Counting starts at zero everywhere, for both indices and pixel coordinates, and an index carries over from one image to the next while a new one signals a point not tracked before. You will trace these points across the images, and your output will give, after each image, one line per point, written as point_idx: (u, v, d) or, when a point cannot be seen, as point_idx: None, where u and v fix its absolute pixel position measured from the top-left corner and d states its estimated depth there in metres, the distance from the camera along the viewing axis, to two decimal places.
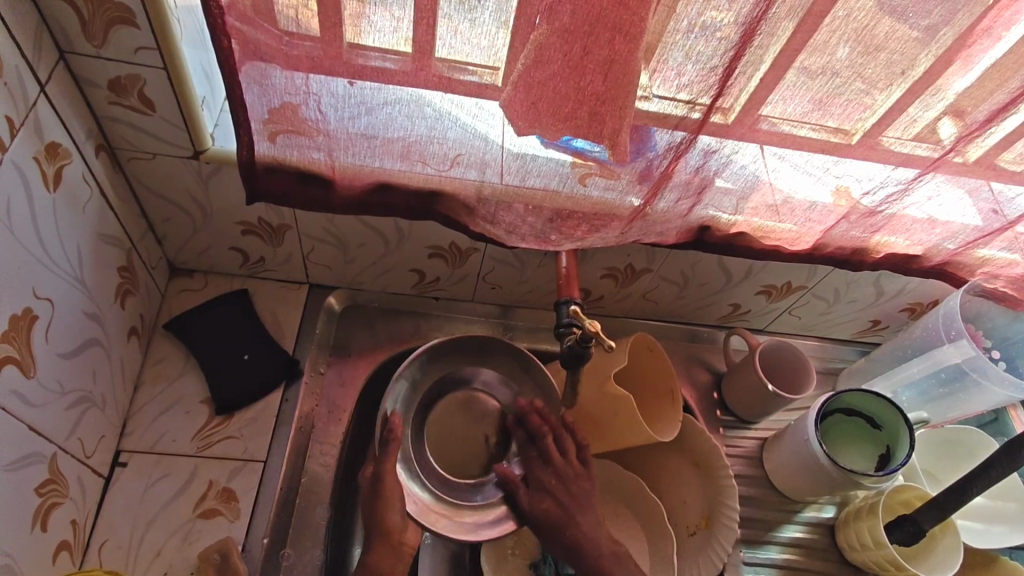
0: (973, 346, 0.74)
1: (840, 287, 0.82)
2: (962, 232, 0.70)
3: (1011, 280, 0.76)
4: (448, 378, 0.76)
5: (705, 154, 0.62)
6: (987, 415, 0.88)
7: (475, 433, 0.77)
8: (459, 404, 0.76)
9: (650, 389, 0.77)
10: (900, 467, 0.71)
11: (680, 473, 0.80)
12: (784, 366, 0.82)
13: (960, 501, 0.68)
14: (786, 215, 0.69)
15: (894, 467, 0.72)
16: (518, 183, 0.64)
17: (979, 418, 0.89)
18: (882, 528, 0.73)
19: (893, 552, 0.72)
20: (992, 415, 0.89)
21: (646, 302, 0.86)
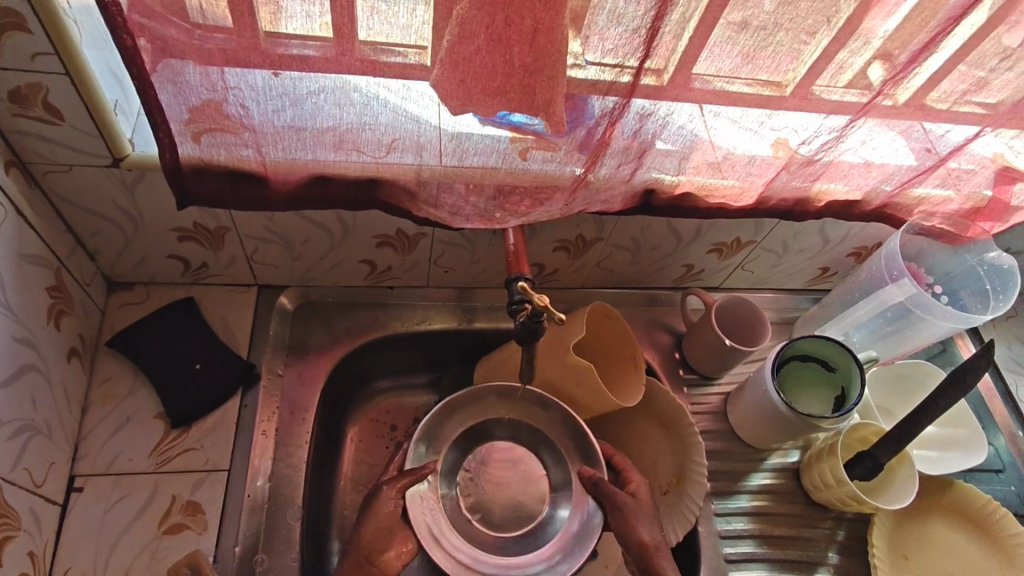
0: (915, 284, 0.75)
1: (787, 238, 0.84)
2: (897, 173, 0.72)
3: (947, 216, 0.78)
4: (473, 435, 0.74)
5: (640, 118, 0.61)
6: (936, 347, 0.92)
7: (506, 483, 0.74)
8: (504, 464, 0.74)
9: (610, 355, 0.78)
10: (854, 407, 0.72)
11: (648, 434, 0.82)
12: (740, 320, 0.83)
13: (912, 431, 0.71)
14: (727, 171, 0.70)
15: (848, 408, 0.73)
16: (456, 163, 0.63)
17: (929, 351, 0.92)
18: (843, 465, 0.76)
19: (855, 488, 0.75)
20: (941, 347, 0.92)
21: (601, 271, 0.86)
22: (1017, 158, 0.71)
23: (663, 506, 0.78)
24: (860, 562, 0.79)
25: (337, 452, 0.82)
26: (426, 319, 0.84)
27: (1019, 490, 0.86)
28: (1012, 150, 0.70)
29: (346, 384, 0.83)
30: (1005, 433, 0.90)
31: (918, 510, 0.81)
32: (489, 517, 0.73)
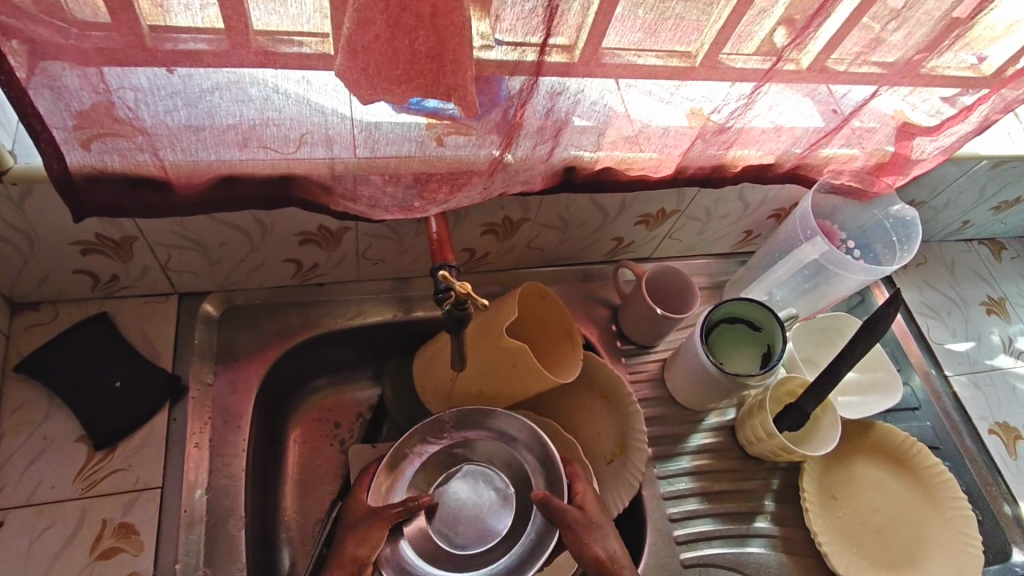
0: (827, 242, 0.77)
1: (709, 206, 0.86)
2: (805, 135, 0.75)
3: (854, 173, 0.82)
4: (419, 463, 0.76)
5: (552, 97, 0.61)
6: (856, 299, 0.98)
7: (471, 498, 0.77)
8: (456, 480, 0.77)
9: (547, 334, 0.79)
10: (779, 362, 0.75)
11: (590, 408, 0.84)
12: (670, 288, 0.85)
13: (834, 380, 0.75)
14: (644, 144, 0.70)
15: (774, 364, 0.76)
16: (369, 154, 0.61)
17: (849, 302, 0.98)
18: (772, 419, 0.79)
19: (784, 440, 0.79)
20: (860, 298, 0.98)
21: (533, 251, 0.86)
22: (914, 113, 0.75)
23: (608, 475, 0.80)
24: (795, 508, 0.83)
25: (279, 456, 0.81)
26: (361, 313, 0.83)
27: (933, 424, 0.92)
28: (910, 106, 0.74)
29: (282, 387, 0.81)
30: (919, 373, 0.96)
31: (845, 451, 0.85)
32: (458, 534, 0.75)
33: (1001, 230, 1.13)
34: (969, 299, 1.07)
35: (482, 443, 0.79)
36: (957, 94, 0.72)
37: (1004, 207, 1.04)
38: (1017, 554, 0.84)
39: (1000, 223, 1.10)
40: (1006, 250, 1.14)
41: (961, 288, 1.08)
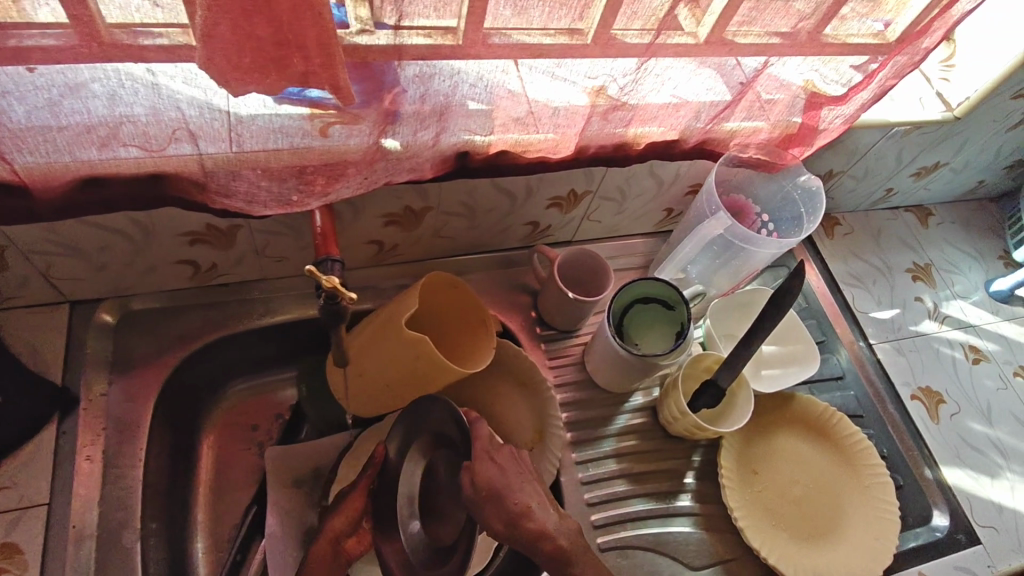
0: (727, 216, 0.75)
1: (621, 185, 0.85)
2: (703, 109, 0.73)
3: (759, 146, 0.81)
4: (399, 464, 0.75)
5: (426, 80, 0.59)
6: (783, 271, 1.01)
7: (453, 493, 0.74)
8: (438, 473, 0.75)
9: (460, 323, 0.77)
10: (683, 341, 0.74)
11: (509, 396, 0.83)
12: (586, 270, 0.84)
13: (745, 356, 0.76)
14: (536, 125, 0.68)
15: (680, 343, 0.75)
16: (236, 148, 0.58)
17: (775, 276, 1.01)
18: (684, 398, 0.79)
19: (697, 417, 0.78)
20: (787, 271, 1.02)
21: (443, 240, 0.84)
22: (820, 82, 0.74)
23: None
24: (716, 486, 0.83)
25: (191, 461, 0.80)
26: (268, 312, 0.81)
27: (858, 394, 0.94)
28: (821, 76, 0.73)
29: (190, 392, 0.79)
30: (845, 345, 0.97)
31: (764, 425, 0.85)
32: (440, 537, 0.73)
33: (925, 197, 1.14)
34: (895, 266, 1.08)
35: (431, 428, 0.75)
36: (866, 62, 0.71)
37: (923, 173, 1.05)
38: (938, 517, 0.85)
39: (923, 190, 1.11)
40: (932, 216, 1.16)
41: (887, 256, 1.09)
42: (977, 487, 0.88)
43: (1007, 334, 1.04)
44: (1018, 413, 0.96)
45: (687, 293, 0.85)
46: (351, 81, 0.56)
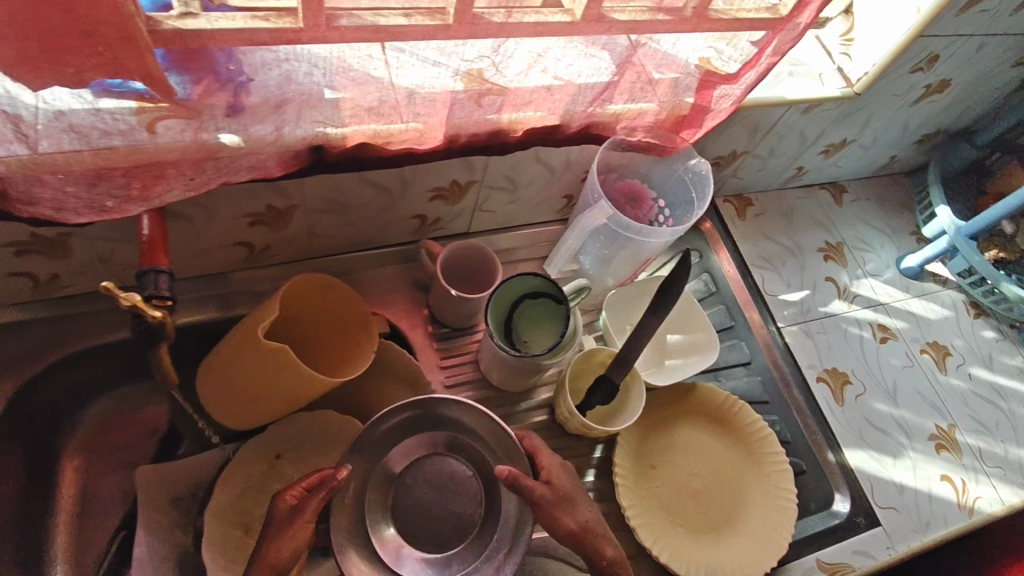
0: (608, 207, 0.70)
1: (508, 173, 0.80)
2: (579, 92, 0.68)
3: (647, 129, 0.77)
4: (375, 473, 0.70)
5: (264, 66, 0.54)
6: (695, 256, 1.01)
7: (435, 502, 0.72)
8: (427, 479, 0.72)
9: (345, 324, 0.76)
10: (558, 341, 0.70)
11: (397, 400, 0.79)
12: (473, 265, 0.80)
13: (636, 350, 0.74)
14: (392, 115, 0.62)
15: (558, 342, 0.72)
16: (26, 150, 0.50)
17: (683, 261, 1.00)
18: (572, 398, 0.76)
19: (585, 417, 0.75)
20: (700, 256, 1.01)
21: (320, 238, 0.79)
22: (719, 61, 0.69)
23: None
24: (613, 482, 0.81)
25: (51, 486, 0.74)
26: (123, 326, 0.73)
27: (764, 378, 0.93)
28: (718, 54, 0.68)
29: (45, 414, 0.73)
30: (753, 329, 0.96)
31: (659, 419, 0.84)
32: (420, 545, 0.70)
33: (838, 174, 1.12)
34: (806, 247, 1.06)
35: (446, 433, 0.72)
36: (765, 38, 0.67)
37: (831, 151, 1.03)
38: (839, 502, 0.84)
39: (835, 167, 1.09)
40: (846, 193, 1.15)
41: (799, 236, 1.07)
42: (880, 468, 0.88)
43: (916, 311, 1.04)
44: (924, 391, 0.96)
45: (567, 287, 0.76)
46: (172, 72, 0.51)
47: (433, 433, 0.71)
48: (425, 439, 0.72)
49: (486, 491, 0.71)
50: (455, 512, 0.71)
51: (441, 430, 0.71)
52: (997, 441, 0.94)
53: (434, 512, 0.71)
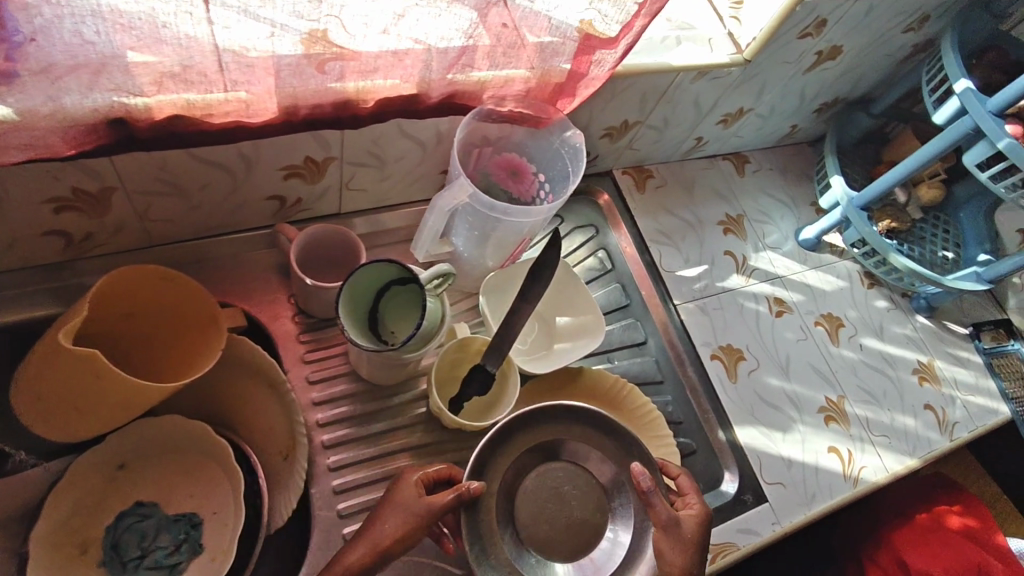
0: (463, 188, 0.64)
1: (369, 148, 0.73)
2: (432, 58, 0.61)
3: (517, 98, 0.71)
4: (520, 458, 0.68)
5: (33, 23, 0.44)
6: (591, 231, 0.97)
7: (545, 511, 0.68)
8: (550, 489, 0.69)
9: (186, 322, 0.69)
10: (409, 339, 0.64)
11: (261, 399, 0.73)
12: (333, 252, 0.74)
13: (510, 337, 0.70)
14: (207, 84, 0.54)
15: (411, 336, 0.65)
16: None
17: (580, 236, 0.97)
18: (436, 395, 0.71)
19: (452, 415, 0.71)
20: (595, 230, 0.98)
21: (157, 224, 0.70)
22: (599, 22, 0.63)
23: (282, 472, 0.71)
24: None
25: None
26: None
27: (658, 358, 0.90)
28: (600, 15, 0.62)
29: None
30: (647, 307, 0.93)
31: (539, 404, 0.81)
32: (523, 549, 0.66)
33: (740, 144, 1.10)
34: (706, 220, 1.04)
35: (544, 443, 0.69)
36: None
37: (729, 121, 1.00)
38: (727, 482, 0.84)
39: (735, 137, 1.06)
40: (748, 163, 1.12)
41: (699, 209, 1.04)
42: (769, 444, 0.87)
43: (812, 284, 1.04)
44: (816, 363, 0.96)
45: (429, 271, 0.67)
46: None
47: (553, 432, 0.69)
48: (539, 446, 0.69)
49: (606, 498, 0.69)
50: (573, 521, 0.69)
51: (569, 424, 0.69)
52: (884, 410, 0.96)
53: (562, 519, 0.68)
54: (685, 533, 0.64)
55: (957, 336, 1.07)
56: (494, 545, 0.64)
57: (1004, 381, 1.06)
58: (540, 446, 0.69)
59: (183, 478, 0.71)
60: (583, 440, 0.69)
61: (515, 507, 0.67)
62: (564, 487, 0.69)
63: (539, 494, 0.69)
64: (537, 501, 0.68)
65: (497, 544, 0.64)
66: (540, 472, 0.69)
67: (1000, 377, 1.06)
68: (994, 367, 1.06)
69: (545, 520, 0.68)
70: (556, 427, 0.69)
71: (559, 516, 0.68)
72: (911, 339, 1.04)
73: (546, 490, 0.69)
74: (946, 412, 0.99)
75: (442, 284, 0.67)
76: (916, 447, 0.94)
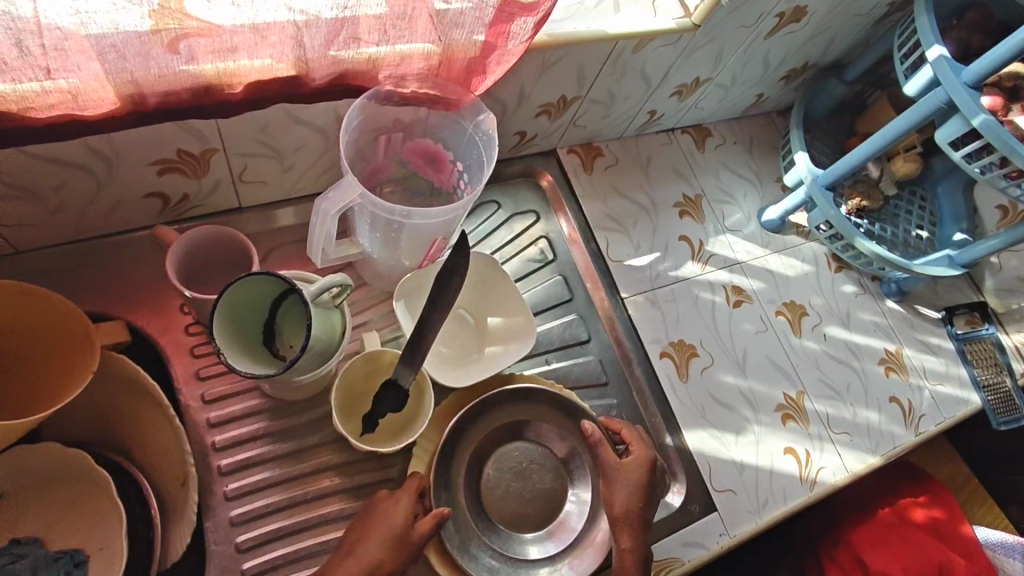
0: (353, 185, 0.57)
1: (258, 137, 0.64)
2: (304, 35, 0.52)
3: (420, 78, 0.62)
4: (482, 444, 0.73)
5: None
6: (531, 216, 0.89)
7: (513, 489, 0.73)
8: (512, 470, 0.74)
9: (58, 337, 0.60)
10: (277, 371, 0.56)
11: (147, 417, 0.65)
12: (225, 254, 0.67)
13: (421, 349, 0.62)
14: (17, 73, 0.45)
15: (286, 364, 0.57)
16: None
17: (522, 221, 0.89)
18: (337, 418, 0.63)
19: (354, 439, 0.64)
20: (536, 215, 0.90)
21: (14, 229, 0.61)
22: None
23: (178, 499, 0.64)
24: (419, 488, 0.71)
25: None
26: None
27: (602, 357, 0.84)
28: None
29: None
30: (591, 300, 0.86)
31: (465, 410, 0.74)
32: (496, 527, 0.72)
33: (701, 116, 1.00)
34: (661, 202, 0.95)
35: (504, 429, 0.74)
36: None
37: (685, 92, 0.90)
38: (673, 494, 0.78)
39: (695, 109, 0.97)
40: (710, 137, 1.03)
41: (654, 190, 0.95)
42: (720, 448, 0.82)
43: (774, 269, 0.96)
44: (775, 357, 0.89)
45: (321, 281, 0.59)
46: None
47: (509, 416, 0.73)
48: (495, 430, 0.73)
49: (563, 469, 0.75)
50: (537, 493, 0.74)
51: (522, 408, 0.74)
52: (846, 406, 0.90)
53: (526, 493, 0.73)
54: (630, 478, 0.67)
55: (928, 321, 1.01)
56: (465, 527, 0.70)
57: (976, 369, 1.00)
58: (500, 431, 0.73)
59: (66, 509, 0.64)
60: (539, 421, 0.74)
61: (483, 490, 0.72)
62: (527, 465, 0.74)
63: (504, 477, 0.74)
64: (504, 482, 0.73)
65: (466, 526, 0.70)
66: (503, 454, 0.74)
67: (972, 365, 0.99)
68: (966, 354, 1.00)
69: (512, 499, 0.73)
70: (514, 410, 0.73)
71: (528, 492, 0.74)
72: (879, 326, 0.98)
73: (509, 469, 0.74)
74: (912, 404, 0.94)
75: (341, 290, 0.60)
76: (878, 444, 0.89)
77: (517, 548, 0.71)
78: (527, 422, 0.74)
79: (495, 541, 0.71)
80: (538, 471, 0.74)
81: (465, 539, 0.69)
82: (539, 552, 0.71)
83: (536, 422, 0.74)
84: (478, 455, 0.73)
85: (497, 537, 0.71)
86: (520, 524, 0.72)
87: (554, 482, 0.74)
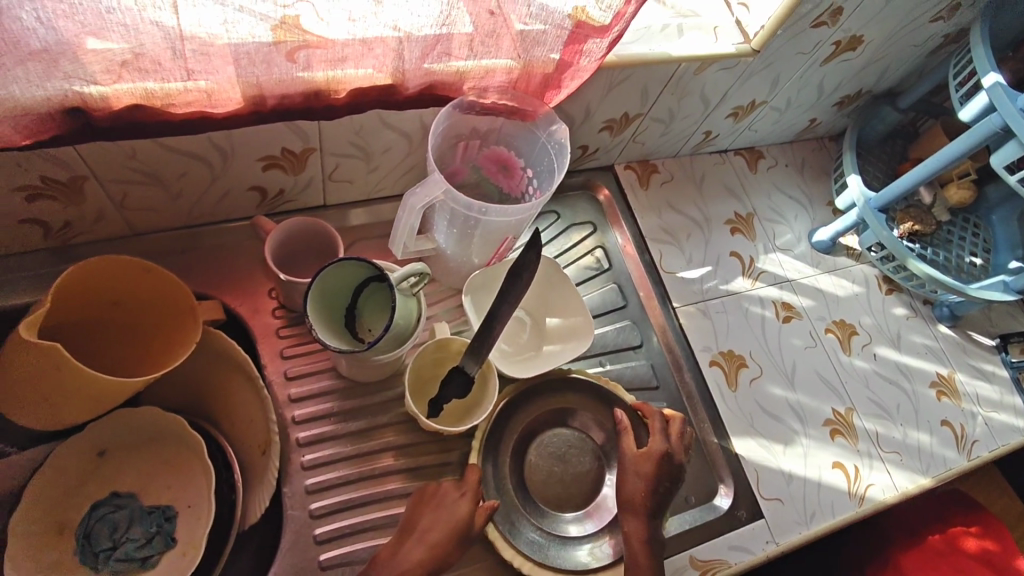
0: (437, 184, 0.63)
1: (352, 140, 0.71)
2: (404, 48, 0.59)
3: (500, 90, 0.68)
4: (526, 431, 0.78)
5: None
6: (588, 228, 0.94)
7: (555, 474, 0.78)
8: (555, 456, 0.78)
9: (166, 315, 0.67)
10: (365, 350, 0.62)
11: (237, 393, 0.71)
12: (313, 245, 0.73)
13: (489, 340, 0.66)
14: (164, 72, 0.52)
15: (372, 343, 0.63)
16: None
17: (578, 232, 0.93)
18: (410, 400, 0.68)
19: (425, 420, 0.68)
20: (593, 228, 0.94)
21: (136, 213, 0.69)
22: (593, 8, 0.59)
23: (258, 467, 0.69)
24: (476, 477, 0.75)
25: None
26: None
27: (653, 362, 0.87)
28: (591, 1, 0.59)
29: None
30: (643, 308, 0.90)
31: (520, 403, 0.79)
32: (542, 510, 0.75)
33: (754, 139, 1.04)
34: (713, 218, 0.99)
35: (545, 418, 0.79)
36: None
37: (741, 114, 0.94)
38: (721, 496, 0.80)
39: (749, 131, 1.01)
40: (762, 159, 1.07)
41: (707, 207, 0.99)
42: (768, 457, 0.83)
43: (824, 288, 0.98)
44: (823, 373, 0.91)
45: (403, 268, 0.65)
46: None
47: (550, 405, 0.80)
48: (539, 417, 0.79)
49: (602, 457, 0.79)
50: (578, 477, 0.78)
51: (562, 397, 0.80)
52: (897, 425, 0.90)
53: (567, 476, 0.78)
54: (639, 468, 0.72)
55: (983, 348, 1.01)
56: (513, 506, 0.74)
57: None
58: (542, 420, 0.79)
59: (160, 468, 0.70)
60: (577, 410, 0.80)
61: (528, 473, 0.77)
62: (567, 452, 0.79)
63: (547, 463, 0.78)
64: (547, 468, 0.78)
65: (514, 506, 0.74)
66: (545, 441, 0.79)
67: None
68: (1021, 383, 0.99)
69: (555, 484, 0.77)
70: (555, 399, 0.80)
71: (569, 478, 0.78)
72: (930, 350, 0.98)
73: (551, 456, 0.78)
74: (964, 429, 0.93)
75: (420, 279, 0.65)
76: (929, 466, 0.89)
77: (561, 530, 0.74)
78: (567, 411, 0.80)
79: (541, 522, 0.74)
80: (578, 458, 0.79)
81: (513, 517, 0.73)
82: (579, 529, 0.75)
83: (575, 411, 0.80)
84: (523, 441, 0.78)
85: (543, 519, 0.74)
86: (563, 507, 0.76)
87: (592, 469, 0.79)
